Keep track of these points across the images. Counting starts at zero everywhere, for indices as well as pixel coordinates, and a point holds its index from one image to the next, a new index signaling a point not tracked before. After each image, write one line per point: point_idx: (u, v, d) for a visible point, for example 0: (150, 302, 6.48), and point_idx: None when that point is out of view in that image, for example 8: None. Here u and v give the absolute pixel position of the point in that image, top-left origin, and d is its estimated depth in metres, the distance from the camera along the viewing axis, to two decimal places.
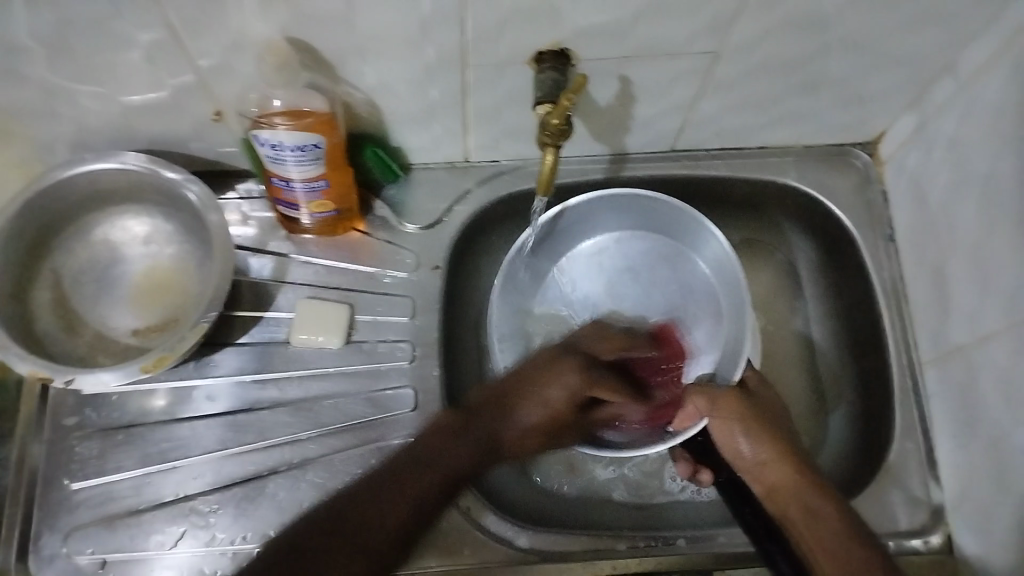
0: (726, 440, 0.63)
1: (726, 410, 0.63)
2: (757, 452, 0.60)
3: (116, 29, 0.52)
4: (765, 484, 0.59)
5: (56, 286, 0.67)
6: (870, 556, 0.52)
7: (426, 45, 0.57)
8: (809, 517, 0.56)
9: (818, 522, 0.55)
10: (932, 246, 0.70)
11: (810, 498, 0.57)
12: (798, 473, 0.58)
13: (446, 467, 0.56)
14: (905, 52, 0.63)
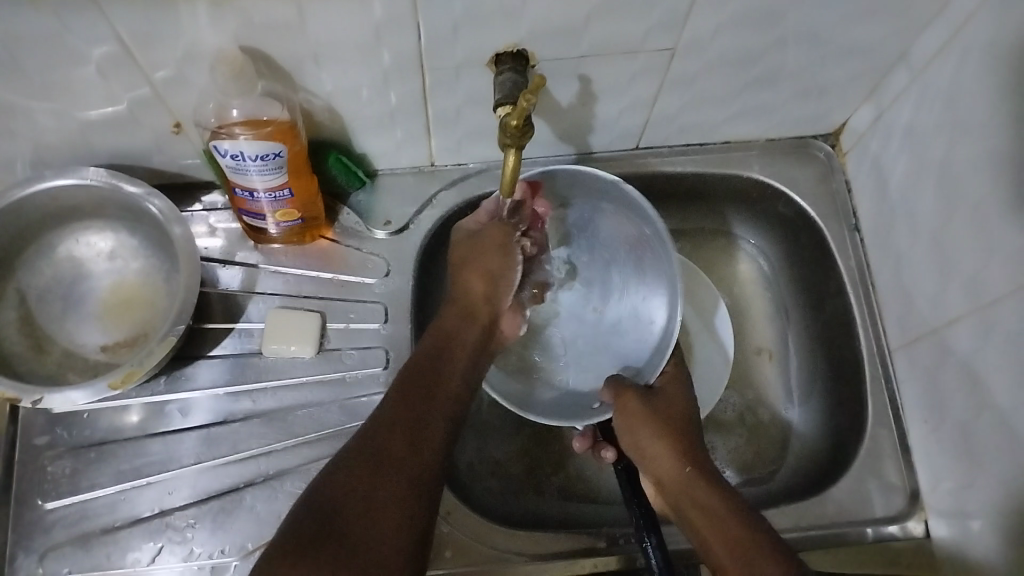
0: (630, 443, 0.65)
1: (635, 416, 0.64)
2: (658, 456, 0.62)
3: (67, 44, 0.52)
4: (664, 489, 0.61)
5: (22, 305, 0.66)
6: (752, 533, 0.54)
7: (382, 49, 0.57)
8: (703, 512, 0.57)
9: (713, 518, 0.56)
10: (895, 234, 0.71)
11: (700, 495, 0.58)
12: (691, 470, 0.60)
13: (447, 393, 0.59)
14: (859, 42, 0.64)
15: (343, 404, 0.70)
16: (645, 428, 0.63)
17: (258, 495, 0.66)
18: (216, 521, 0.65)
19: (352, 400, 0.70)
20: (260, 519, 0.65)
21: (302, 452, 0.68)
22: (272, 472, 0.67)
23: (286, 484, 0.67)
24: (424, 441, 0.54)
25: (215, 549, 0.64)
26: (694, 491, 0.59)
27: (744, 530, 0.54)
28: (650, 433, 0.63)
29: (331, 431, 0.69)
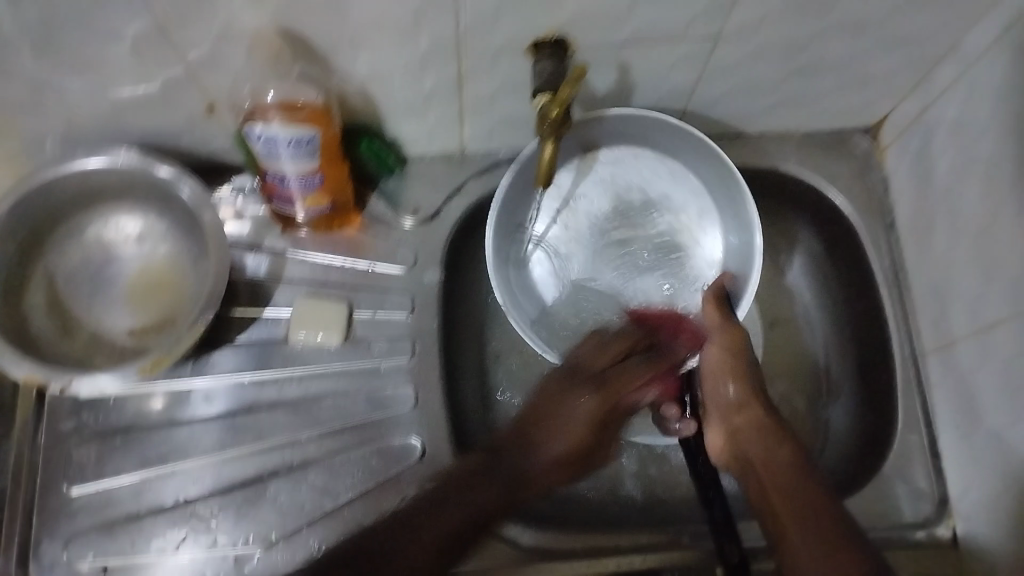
0: (712, 393, 0.67)
1: (714, 365, 0.66)
2: (738, 394, 0.65)
3: (102, 21, 0.51)
4: (729, 423, 0.65)
5: (50, 287, 0.66)
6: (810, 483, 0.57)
7: (421, 34, 0.56)
8: (766, 457, 0.61)
9: (777, 465, 0.60)
10: (934, 232, 0.69)
11: (767, 442, 0.61)
12: (762, 416, 0.63)
13: (471, 508, 0.56)
14: (905, 33, 0.62)
15: (368, 396, 0.69)
16: (727, 381, 0.65)
17: (282, 487, 0.65)
18: (240, 512, 0.65)
19: (378, 392, 0.69)
20: (284, 511, 0.65)
21: (325, 443, 0.67)
22: (295, 463, 0.66)
23: (310, 477, 0.66)
24: (449, 513, 0.55)
25: (240, 539, 0.64)
26: (766, 457, 0.61)
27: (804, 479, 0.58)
28: (733, 387, 0.65)
29: (355, 423, 0.68)
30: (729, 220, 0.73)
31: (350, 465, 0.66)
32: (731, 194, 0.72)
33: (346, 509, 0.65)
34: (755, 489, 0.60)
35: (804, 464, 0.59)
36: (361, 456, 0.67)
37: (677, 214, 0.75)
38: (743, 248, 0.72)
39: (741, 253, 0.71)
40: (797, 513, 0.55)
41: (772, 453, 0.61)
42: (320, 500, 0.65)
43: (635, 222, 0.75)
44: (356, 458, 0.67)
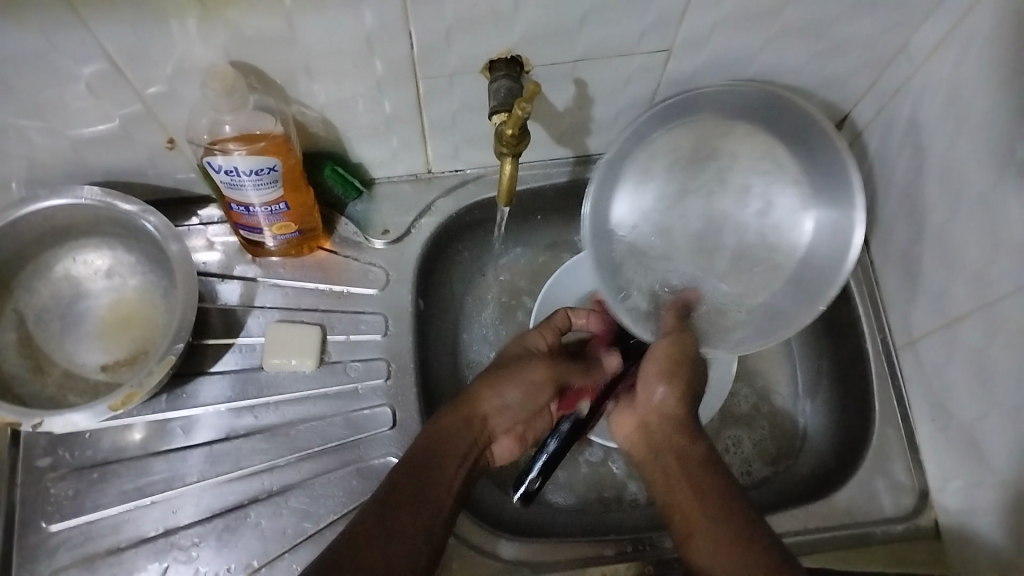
0: (643, 398, 0.63)
1: (654, 367, 0.63)
2: (668, 408, 0.62)
3: (54, 63, 0.52)
4: (652, 434, 0.62)
5: (20, 326, 0.66)
6: (744, 522, 0.53)
7: (374, 60, 0.57)
8: (690, 480, 0.57)
9: (704, 493, 0.56)
10: (897, 229, 0.70)
11: (693, 466, 0.58)
12: (686, 439, 0.60)
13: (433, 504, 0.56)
14: (856, 37, 0.63)
15: (346, 417, 0.69)
16: (661, 381, 0.62)
17: (263, 512, 0.66)
18: (222, 539, 0.65)
19: (355, 413, 0.69)
20: (265, 536, 0.65)
21: (305, 467, 0.67)
22: (277, 487, 0.67)
23: (291, 500, 0.66)
24: (426, 503, 0.56)
25: (221, 567, 0.64)
26: (680, 466, 0.59)
27: (731, 512, 0.54)
28: (665, 391, 0.62)
29: (335, 445, 0.68)
30: (817, 204, 0.67)
31: (331, 487, 0.67)
32: (834, 189, 0.65)
33: (327, 532, 0.65)
34: (667, 494, 0.58)
35: (722, 479, 0.57)
36: (342, 477, 0.67)
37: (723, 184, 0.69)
38: (828, 250, 0.66)
39: (770, 321, 0.68)
40: (709, 525, 0.54)
41: (689, 463, 0.58)
42: (301, 524, 0.65)
43: (686, 184, 0.70)
44: (336, 480, 0.67)
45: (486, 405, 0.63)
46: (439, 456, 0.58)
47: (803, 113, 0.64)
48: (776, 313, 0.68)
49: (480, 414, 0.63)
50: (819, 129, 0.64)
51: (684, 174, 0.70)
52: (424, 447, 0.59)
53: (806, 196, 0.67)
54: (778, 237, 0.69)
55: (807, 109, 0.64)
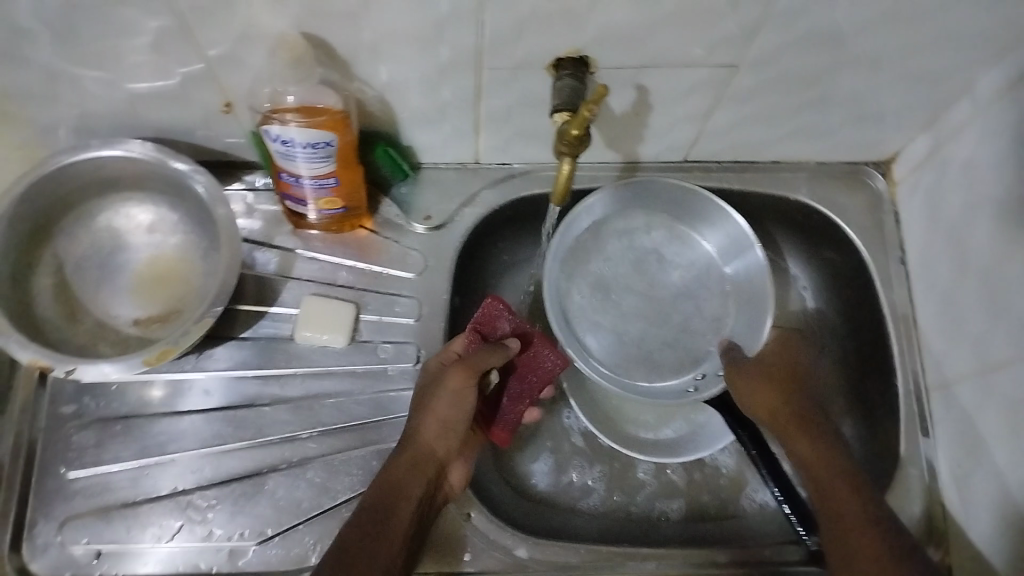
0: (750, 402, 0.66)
1: (745, 380, 0.67)
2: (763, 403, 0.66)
3: (123, 15, 0.52)
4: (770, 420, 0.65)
5: (58, 271, 0.66)
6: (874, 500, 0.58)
7: (441, 46, 0.56)
8: (825, 461, 0.61)
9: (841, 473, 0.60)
10: (942, 270, 0.70)
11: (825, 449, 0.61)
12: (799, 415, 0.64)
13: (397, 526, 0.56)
14: (922, 72, 0.62)
15: (370, 397, 0.69)
16: (766, 387, 0.66)
17: (281, 482, 0.66)
18: (237, 504, 0.65)
19: (380, 393, 0.69)
20: (281, 506, 0.65)
21: (326, 442, 0.68)
22: (296, 459, 0.67)
23: (309, 473, 0.66)
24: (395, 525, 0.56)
25: (235, 532, 0.64)
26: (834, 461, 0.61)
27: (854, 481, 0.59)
28: (780, 395, 0.65)
29: (358, 423, 0.68)
30: (732, 256, 0.76)
31: (350, 464, 0.67)
32: (739, 245, 0.75)
33: (343, 508, 0.65)
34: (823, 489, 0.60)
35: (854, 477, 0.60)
36: (363, 456, 0.67)
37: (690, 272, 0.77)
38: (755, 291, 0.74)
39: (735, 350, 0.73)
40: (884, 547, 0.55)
41: (835, 467, 0.60)
42: (318, 499, 0.66)
43: (637, 268, 0.77)
44: (357, 458, 0.67)
45: (432, 409, 0.60)
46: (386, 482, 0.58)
47: (723, 211, 0.74)
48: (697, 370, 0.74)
49: (426, 430, 0.60)
50: (733, 224, 0.74)
51: (627, 257, 0.77)
52: (410, 488, 0.58)
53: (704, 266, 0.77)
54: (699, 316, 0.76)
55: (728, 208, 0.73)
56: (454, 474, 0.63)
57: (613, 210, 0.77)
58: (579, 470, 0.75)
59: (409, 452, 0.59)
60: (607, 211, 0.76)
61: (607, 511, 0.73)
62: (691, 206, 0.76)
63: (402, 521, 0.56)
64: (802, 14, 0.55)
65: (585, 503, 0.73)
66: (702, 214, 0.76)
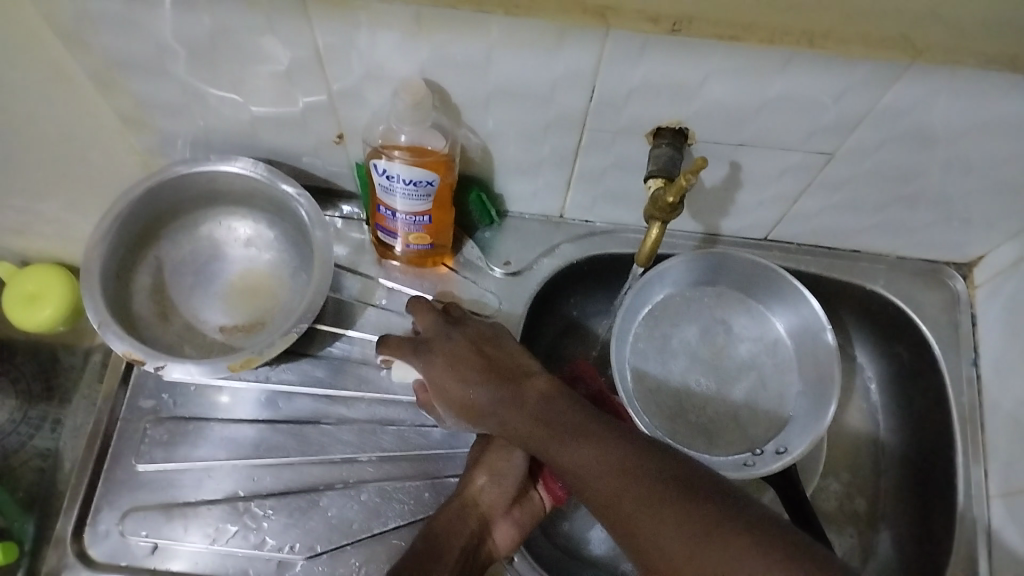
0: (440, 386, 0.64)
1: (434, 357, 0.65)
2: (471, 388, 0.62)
3: (263, 44, 0.56)
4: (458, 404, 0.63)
5: (157, 272, 0.70)
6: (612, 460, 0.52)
7: (550, 104, 0.59)
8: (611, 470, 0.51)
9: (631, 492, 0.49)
10: (1017, 378, 0.69)
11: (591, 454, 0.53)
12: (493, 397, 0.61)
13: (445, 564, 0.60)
14: (1017, 182, 0.63)
15: (432, 430, 0.71)
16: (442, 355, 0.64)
17: (335, 501, 0.68)
18: (292, 517, 0.67)
19: (441, 428, 0.71)
20: (333, 525, 0.67)
21: (384, 468, 0.69)
22: (352, 480, 0.68)
23: (364, 496, 0.68)
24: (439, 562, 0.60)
25: (286, 544, 0.66)
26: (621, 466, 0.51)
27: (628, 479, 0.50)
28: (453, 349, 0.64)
29: (416, 454, 0.70)
30: (800, 332, 0.76)
31: (404, 493, 0.68)
32: (807, 324, 0.75)
33: (391, 536, 0.66)
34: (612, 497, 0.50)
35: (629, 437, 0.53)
36: (417, 486, 0.69)
37: (757, 345, 0.78)
38: (823, 374, 0.74)
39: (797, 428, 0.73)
40: (639, 503, 0.48)
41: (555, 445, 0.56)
42: (369, 523, 0.67)
43: (705, 336, 0.78)
44: (411, 488, 0.68)
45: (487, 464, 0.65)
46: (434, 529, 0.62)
47: (795, 290, 0.75)
48: (755, 442, 0.74)
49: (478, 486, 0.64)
50: (806, 304, 0.75)
51: (696, 323, 0.79)
52: (453, 540, 0.61)
53: (771, 342, 0.78)
54: (763, 390, 0.76)
55: (800, 288, 0.74)
56: (500, 533, 0.65)
57: (687, 278, 0.78)
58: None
59: (458, 501, 0.64)
60: (680, 278, 0.78)
61: None
62: (764, 282, 0.77)
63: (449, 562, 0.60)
64: (904, 112, 0.56)
65: (635, 568, 0.73)
66: (774, 290, 0.77)
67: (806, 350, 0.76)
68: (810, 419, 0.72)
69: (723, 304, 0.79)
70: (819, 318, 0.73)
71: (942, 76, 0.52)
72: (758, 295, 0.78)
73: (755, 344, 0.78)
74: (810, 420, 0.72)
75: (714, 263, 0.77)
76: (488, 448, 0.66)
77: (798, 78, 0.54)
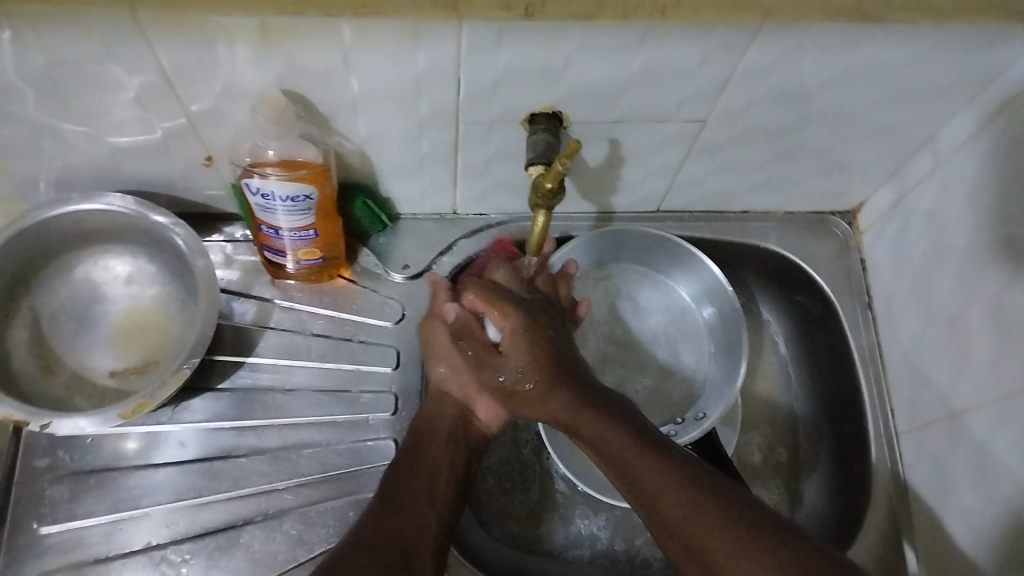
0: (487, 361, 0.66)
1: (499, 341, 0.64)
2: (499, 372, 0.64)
3: (108, 72, 0.53)
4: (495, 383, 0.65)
5: (34, 324, 0.66)
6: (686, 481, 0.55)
7: (420, 102, 0.58)
8: (661, 474, 0.56)
9: (684, 495, 0.54)
10: (909, 315, 0.72)
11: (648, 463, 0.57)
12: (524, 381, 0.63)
13: (431, 468, 0.62)
14: (883, 126, 0.65)
15: (348, 446, 0.69)
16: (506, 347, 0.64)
17: (257, 534, 0.65)
18: (213, 557, 0.64)
19: (357, 443, 0.69)
20: (256, 558, 0.64)
21: (303, 493, 0.67)
22: (272, 511, 0.66)
23: (286, 524, 0.66)
24: (426, 461, 0.62)
25: None
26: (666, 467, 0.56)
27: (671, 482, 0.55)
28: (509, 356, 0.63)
29: (336, 474, 0.68)
30: (704, 299, 0.78)
31: (327, 515, 0.66)
32: (709, 290, 0.76)
33: (319, 561, 0.65)
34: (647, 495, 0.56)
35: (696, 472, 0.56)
36: (339, 507, 0.67)
37: (665, 317, 0.79)
38: (729, 337, 0.75)
39: (713, 392, 0.74)
40: (732, 539, 0.51)
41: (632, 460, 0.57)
42: (294, 551, 0.65)
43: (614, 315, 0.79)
44: (334, 509, 0.67)
45: (436, 343, 0.68)
46: (406, 446, 0.63)
47: (694, 260, 0.76)
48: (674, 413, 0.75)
49: (433, 364, 0.68)
50: (706, 272, 0.76)
51: (603, 303, 0.79)
52: (439, 425, 0.65)
53: (679, 313, 0.79)
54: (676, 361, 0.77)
55: (699, 258, 0.75)
56: (483, 409, 0.68)
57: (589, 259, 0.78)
58: (584, 520, 0.74)
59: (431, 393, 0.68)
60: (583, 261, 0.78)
61: (592, 560, 0.73)
62: (664, 256, 0.78)
63: (437, 461, 0.62)
64: (767, 72, 0.57)
65: (579, 555, 0.73)
66: (675, 261, 0.77)
67: (712, 313, 0.77)
68: (728, 383, 0.73)
69: (628, 281, 0.80)
70: (721, 282, 0.75)
71: (796, 33, 0.53)
72: (658, 267, 0.79)
73: (658, 313, 0.79)
74: (728, 384, 0.73)
75: (613, 243, 0.77)
76: (432, 336, 0.69)
77: (659, 49, 0.54)
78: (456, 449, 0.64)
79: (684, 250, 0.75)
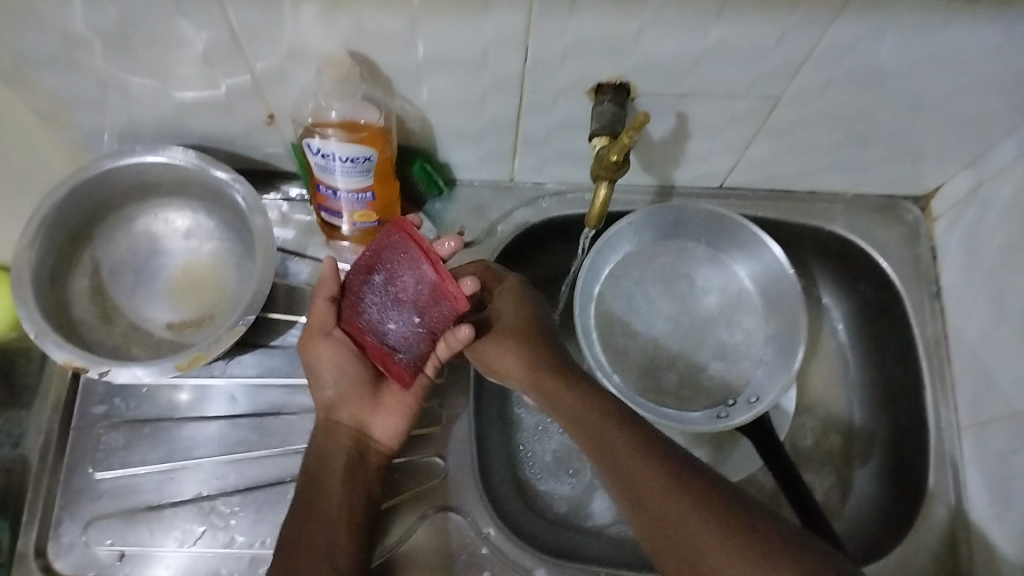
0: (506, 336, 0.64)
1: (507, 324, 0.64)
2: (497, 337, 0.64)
3: (175, 28, 0.53)
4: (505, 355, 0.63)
5: (94, 273, 0.67)
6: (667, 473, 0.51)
7: (485, 68, 0.57)
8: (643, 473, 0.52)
9: (659, 499, 0.50)
10: (979, 310, 0.69)
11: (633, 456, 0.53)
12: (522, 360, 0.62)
13: (342, 499, 0.59)
14: (967, 112, 0.62)
15: None
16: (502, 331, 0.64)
17: None
18: (261, 512, 0.65)
19: None
20: None
21: None
22: None
23: None
24: (333, 488, 0.59)
25: (256, 540, 0.65)
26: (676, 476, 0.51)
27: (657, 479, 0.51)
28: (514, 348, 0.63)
29: None
30: (764, 281, 0.75)
31: None
32: (769, 271, 0.74)
33: None
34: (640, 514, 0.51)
35: (695, 471, 0.51)
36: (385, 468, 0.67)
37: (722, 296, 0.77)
38: (787, 321, 0.73)
39: (767, 376, 0.72)
40: (698, 511, 0.48)
41: (633, 475, 0.52)
42: None
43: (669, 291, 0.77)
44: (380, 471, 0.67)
45: (323, 373, 0.61)
46: (312, 475, 0.60)
47: (756, 240, 0.73)
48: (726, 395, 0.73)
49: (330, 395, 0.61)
50: (768, 253, 0.73)
51: (659, 279, 0.77)
52: (337, 462, 0.60)
53: (735, 292, 0.77)
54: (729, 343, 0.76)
55: (762, 238, 0.73)
56: (380, 424, 0.62)
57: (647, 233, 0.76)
58: None
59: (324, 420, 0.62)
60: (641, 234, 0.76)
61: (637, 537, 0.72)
62: (723, 233, 0.75)
63: (344, 493, 0.59)
64: (849, 51, 0.55)
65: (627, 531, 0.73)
66: (735, 240, 0.75)
67: (772, 296, 0.75)
68: (784, 369, 0.71)
69: (686, 258, 0.78)
70: (783, 265, 0.73)
71: (884, 11, 0.51)
72: (718, 245, 0.77)
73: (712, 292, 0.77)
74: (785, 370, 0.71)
75: (672, 219, 0.75)
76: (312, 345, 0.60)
77: (736, 23, 0.52)
78: (354, 491, 0.60)
79: (745, 229, 0.73)
